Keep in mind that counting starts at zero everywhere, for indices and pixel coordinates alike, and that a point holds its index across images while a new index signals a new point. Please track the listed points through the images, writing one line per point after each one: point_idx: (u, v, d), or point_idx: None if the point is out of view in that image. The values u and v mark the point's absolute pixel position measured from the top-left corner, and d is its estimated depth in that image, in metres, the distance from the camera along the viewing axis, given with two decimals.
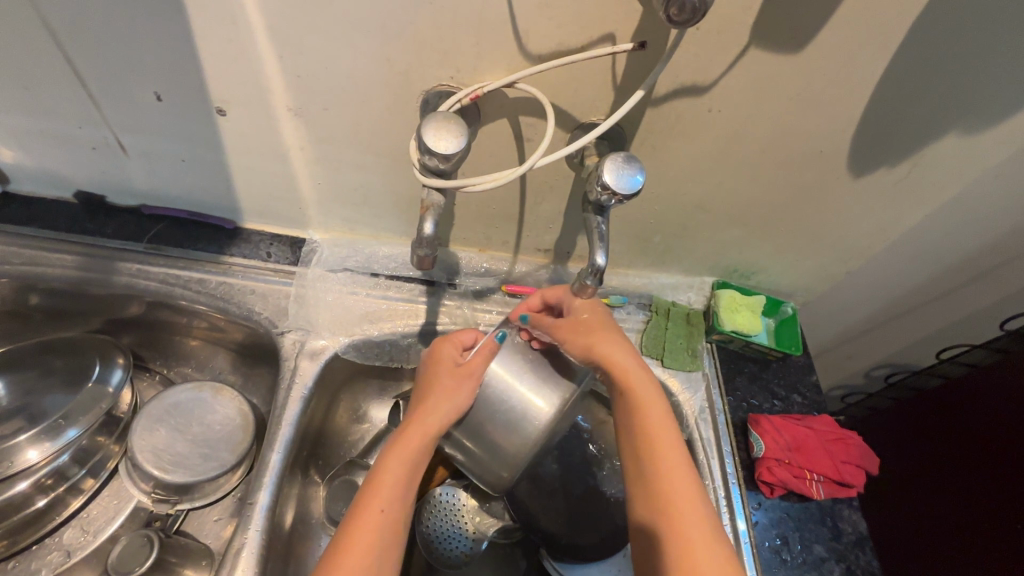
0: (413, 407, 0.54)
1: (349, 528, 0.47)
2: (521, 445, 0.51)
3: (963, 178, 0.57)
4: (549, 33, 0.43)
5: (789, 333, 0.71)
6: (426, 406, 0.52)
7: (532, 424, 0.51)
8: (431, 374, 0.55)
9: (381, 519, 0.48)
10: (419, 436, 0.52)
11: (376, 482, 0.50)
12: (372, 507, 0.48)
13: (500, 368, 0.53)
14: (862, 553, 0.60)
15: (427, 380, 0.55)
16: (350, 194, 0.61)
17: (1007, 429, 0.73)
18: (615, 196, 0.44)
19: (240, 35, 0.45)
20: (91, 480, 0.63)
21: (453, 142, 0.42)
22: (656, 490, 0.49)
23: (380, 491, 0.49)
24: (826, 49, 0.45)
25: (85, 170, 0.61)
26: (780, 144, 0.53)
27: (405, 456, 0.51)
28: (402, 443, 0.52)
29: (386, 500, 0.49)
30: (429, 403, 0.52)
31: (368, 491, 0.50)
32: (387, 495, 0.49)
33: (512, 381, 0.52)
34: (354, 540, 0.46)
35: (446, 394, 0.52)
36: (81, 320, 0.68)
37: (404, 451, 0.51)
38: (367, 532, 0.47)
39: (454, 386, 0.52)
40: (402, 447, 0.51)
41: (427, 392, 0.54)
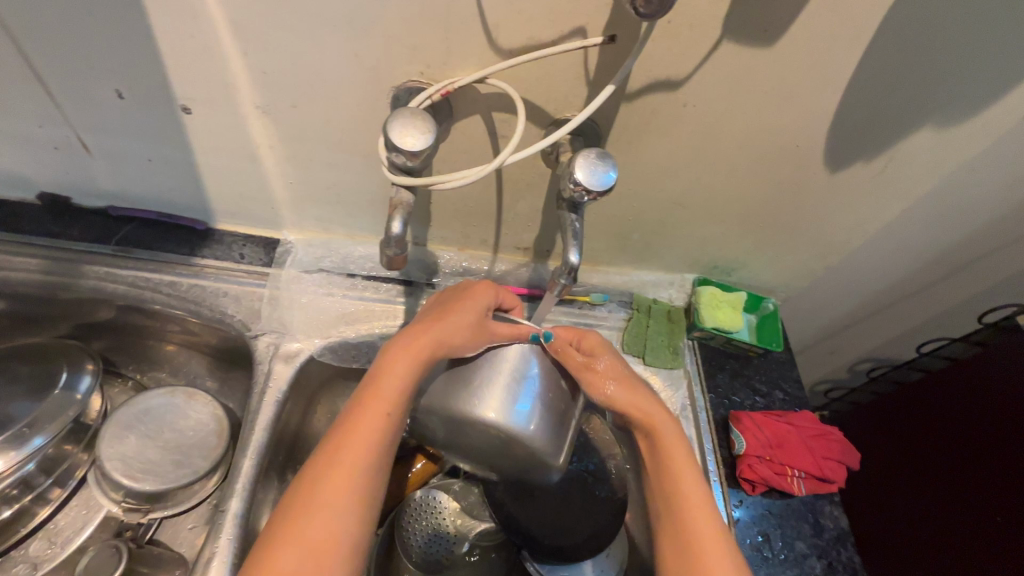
0: (421, 320, 0.51)
1: (353, 418, 0.47)
2: (443, 410, 0.49)
3: (938, 172, 0.57)
4: (518, 27, 0.42)
5: (770, 329, 0.71)
6: (442, 327, 0.50)
7: (469, 403, 0.48)
8: (451, 300, 0.52)
9: (384, 419, 0.47)
10: (428, 352, 0.49)
11: (382, 379, 0.48)
12: (370, 415, 0.47)
13: (554, 385, 0.51)
14: (844, 549, 0.60)
15: (447, 303, 0.52)
16: (323, 192, 0.60)
17: (990, 421, 0.73)
18: (588, 193, 0.44)
19: (202, 31, 0.44)
20: (58, 489, 0.62)
21: (420, 138, 0.41)
22: (683, 530, 0.49)
23: (385, 391, 0.48)
24: (800, 43, 0.44)
25: (48, 171, 0.60)
26: (755, 141, 0.53)
27: (406, 370, 0.48)
28: (410, 352, 0.49)
29: (392, 403, 0.47)
30: (447, 325, 0.49)
31: (371, 393, 0.48)
32: (393, 397, 0.47)
33: (548, 402, 0.50)
34: (356, 432, 0.46)
35: (464, 326, 0.49)
36: (48, 325, 0.66)
37: (411, 360, 0.48)
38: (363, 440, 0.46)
39: (472, 326, 0.49)
40: (408, 357, 0.48)
41: (446, 312, 0.50)
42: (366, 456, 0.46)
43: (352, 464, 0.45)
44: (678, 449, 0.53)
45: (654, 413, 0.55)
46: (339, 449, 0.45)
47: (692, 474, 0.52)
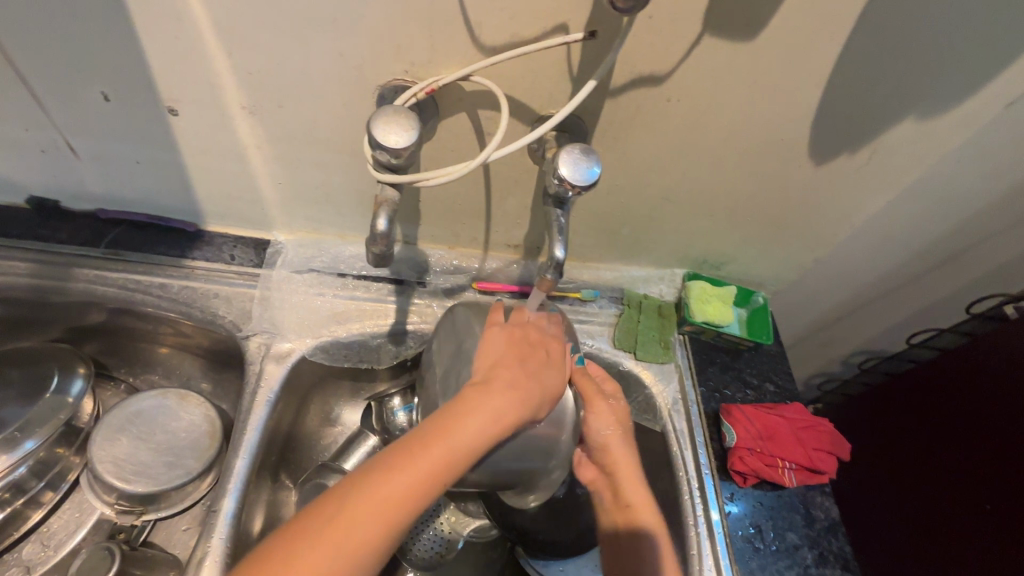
0: (504, 373, 0.46)
1: (413, 463, 0.40)
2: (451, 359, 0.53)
3: (921, 163, 0.58)
4: (500, 24, 0.43)
5: (760, 322, 0.72)
6: (531, 401, 0.46)
7: None
8: (539, 365, 0.49)
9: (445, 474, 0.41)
10: (517, 411, 0.45)
11: (463, 427, 0.42)
12: (430, 464, 0.41)
13: (543, 413, 0.50)
14: (835, 539, 0.61)
15: (527, 352, 0.49)
16: (313, 192, 0.60)
17: (979, 410, 0.74)
18: (572, 188, 0.44)
19: (186, 32, 0.44)
20: (50, 492, 0.62)
21: (404, 136, 0.42)
22: None
23: (461, 443, 0.42)
24: (779, 37, 0.45)
25: (36, 175, 0.60)
26: (739, 135, 0.53)
27: (489, 426, 0.43)
28: (499, 410, 0.44)
29: (461, 459, 0.42)
30: (535, 388, 0.47)
31: (444, 438, 0.42)
32: (466, 452, 0.42)
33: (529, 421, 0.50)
34: (412, 480, 0.40)
35: (547, 391, 0.48)
36: (39, 329, 0.66)
37: (499, 417, 0.44)
38: (414, 493, 0.40)
39: (553, 394, 0.48)
40: (491, 422, 0.43)
41: (534, 371, 0.48)
42: (414, 511, 0.40)
43: (397, 519, 0.39)
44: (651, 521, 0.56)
45: (638, 489, 0.57)
46: (391, 495, 0.39)
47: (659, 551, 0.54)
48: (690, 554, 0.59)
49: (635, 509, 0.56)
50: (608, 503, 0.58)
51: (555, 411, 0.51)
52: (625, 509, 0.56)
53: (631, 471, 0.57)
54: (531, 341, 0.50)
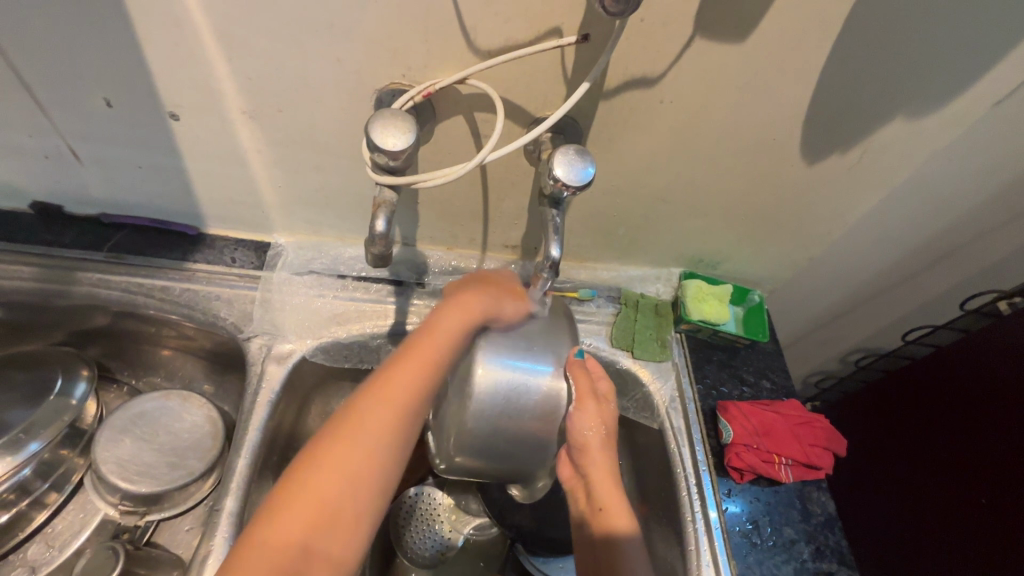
0: (467, 291, 0.54)
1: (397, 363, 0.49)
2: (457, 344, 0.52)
3: (913, 161, 0.59)
4: (495, 28, 0.43)
5: (756, 320, 0.72)
6: (490, 299, 0.53)
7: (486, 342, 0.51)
8: (495, 280, 0.56)
9: (428, 365, 0.49)
10: (475, 303, 0.52)
11: (433, 327, 0.51)
12: (415, 361, 0.49)
13: (536, 415, 0.50)
14: (832, 534, 0.62)
15: (483, 278, 0.57)
16: (312, 195, 0.61)
17: (974, 405, 0.75)
18: (567, 188, 0.45)
19: (187, 39, 0.45)
20: (54, 494, 0.62)
21: (401, 138, 0.42)
22: None
23: (435, 338, 0.50)
24: (769, 39, 0.45)
25: (39, 181, 0.60)
26: (732, 135, 0.54)
27: (455, 322, 0.51)
28: (461, 309, 0.52)
29: (437, 351, 0.49)
30: (492, 290, 0.54)
31: (421, 340, 0.50)
32: (440, 345, 0.50)
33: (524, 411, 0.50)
34: (397, 377, 0.48)
35: (507, 293, 0.55)
36: (42, 333, 0.67)
37: (462, 312, 0.51)
38: (404, 390, 0.47)
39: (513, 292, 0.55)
40: (458, 321, 0.51)
41: (489, 283, 0.56)
42: (408, 398, 0.47)
43: (393, 404, 0.47)
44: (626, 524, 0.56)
45: (613, 491, 0.57)
46: (384, 387, 0.47)
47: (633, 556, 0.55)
48: (688, 549, 0.60)
49: (606, 509, 0.56)
50: (585, 504, 0.58)
51: (546, 412, 0.50)
52: (601, 513, 0.56)
53: (606, 476, 0.57)
54: (497, 279, 0.58)
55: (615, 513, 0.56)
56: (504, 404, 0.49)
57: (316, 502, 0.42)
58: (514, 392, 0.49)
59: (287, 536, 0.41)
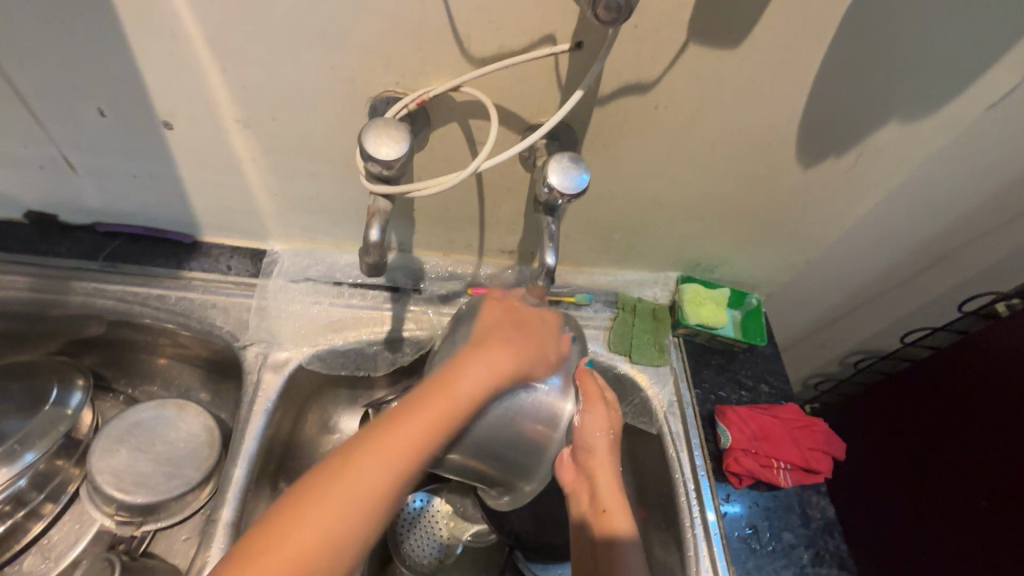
0: (500, 339, 0.50)
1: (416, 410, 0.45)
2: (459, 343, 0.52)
3: (908, 165, 0.59)
4: (488, 36, 0.43)
5: (754, 324, 0.72)
6: (527, 358, 0.50)
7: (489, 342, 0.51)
8: (534, 329, 0.53)
9: (444, 417, 0.46)
10: (511, 359, 0.49)
11: (459, 377, 0.47)
12: (433, 412, 0.45)
13: (533, 418, 0.50)
14: (831, 538, 0.61)
15: (522, 320, 0.53)
16: (308, 202, 0.61)
17: (973, 407, 0.74)
18: (562, 196, 0.45)
19: (179, 48, 0.45)
20: (50, 505, 0.62)
21: (395, 147, 0.42)
22: None
23: (459, 389, 0.47)
24: (763, 44, 0.45)
25: (34, 190, 0.60)
26: (727, 140, 0.54)
27: (484, 377, 0.47)
28: (491, 362, 0.48)
29: (459, 406, 0.46)
30: (528, 345, 0.51)
31: (443, 390, 0.46)
32: (465, 396, 0.46)
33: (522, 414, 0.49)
34: (409, 424, 0.45)
35: (541, 348, 0.52)
36: (37, 343, 0.67)
37: (493, 366, 0.48)
38: (417, 440, 0.44)
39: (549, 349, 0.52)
40: (487, 375, 0.47)
41: (526, 330, 0.52)
42: (417, 451, 0.44)
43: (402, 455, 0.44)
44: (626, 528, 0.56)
45: (615, 493, 0.56)
46: (394, 434, 0.44)
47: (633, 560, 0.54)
48: (687, 555, 0.59)
49: (609, 512, 0.56)
50: (585, 506, 0.57)
51: (551, 412, 0.50)
52: (603, 517, 0.55)
53: (611, 480, 0.56)
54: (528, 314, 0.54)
55: (616, 515, 0.56)
56: (510, 401, 0.49)
57: (299, 556, 0.39)
58: (520, 389, 0.49)
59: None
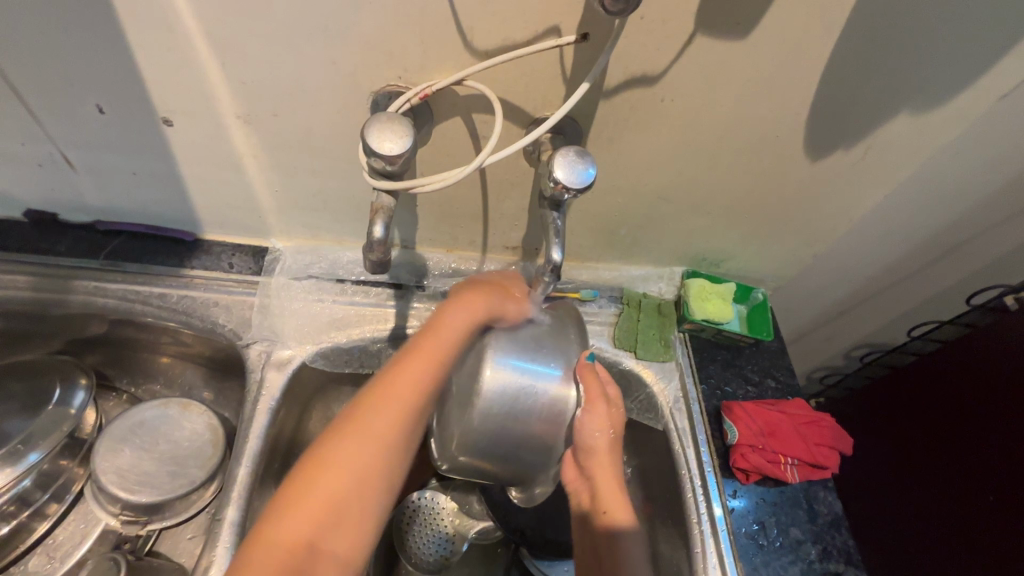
0: (470, 288, 0.52)
1: (404, 362, 0.47)
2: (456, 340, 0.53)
3: (918, 157, 0.58)
4: (492, 28, 0.43)
5: (761, 318, 0.71)
6: (495, 299, 0.51)
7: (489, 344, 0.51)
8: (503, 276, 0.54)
9: (434, 366, 0.47)
10: (482, 302, 0.51)
11: (439, 329, 0.49)
12: (422, 362, 0.47)
13: (538, 420, 0.50)
14: (838, 534, 0.61)
15: (492, 279, 0.55)
16: (310, 199, 0.60)
17: (981, 401, 0.74)
18: (568, 190, 0.44)
19: (178, 43, 0.44)
20: (55, 505, 0.62)
21: (398, 143, 0.42)
22: None
23: (442, 339, 0.48)
24: (772, 35, 0.45)
25: (34, 188, 0.60)
26: (734, 133, 0.53)
27: (461, 323, 0.49)
28: (466, 307, 0.50)
29: (444, 352, 0.48)
30: (497, 288, 0.53)
31: (425, 342, 0.48)
32: (447, 342, 0.48)
33: (526, 416, 0.50)
34: (402, 377, 0.46)
35: (512, 292, 0.53)
36: (39, 342, 0.66)
37: (471, 312, 0.50)
38: (410, 391, 0.46)
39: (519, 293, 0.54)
40: (463, 321, 0.49)
41: (494, 281, 0.54)
42: (413, 400, 0.46)
43: (400, 405, 0.45)
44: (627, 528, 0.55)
45: (618, 494, 0.56)
46: (388, 387, 0.46)
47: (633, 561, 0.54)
48: (694, 551, 0.59)
49: (610, 513, 0.55)
50: (588, 506, 0.57)
51: (552, 412, 0.50)
52: (604, 517, 0.55)
53: (612, 482, 0.56)
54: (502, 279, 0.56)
55: (617, 516, 0.55)
56: (511, 404, 0.49)
57: (315, 512, 0.41)
58: (521, 391, 0.49)
59: (295, 535, 0.40)
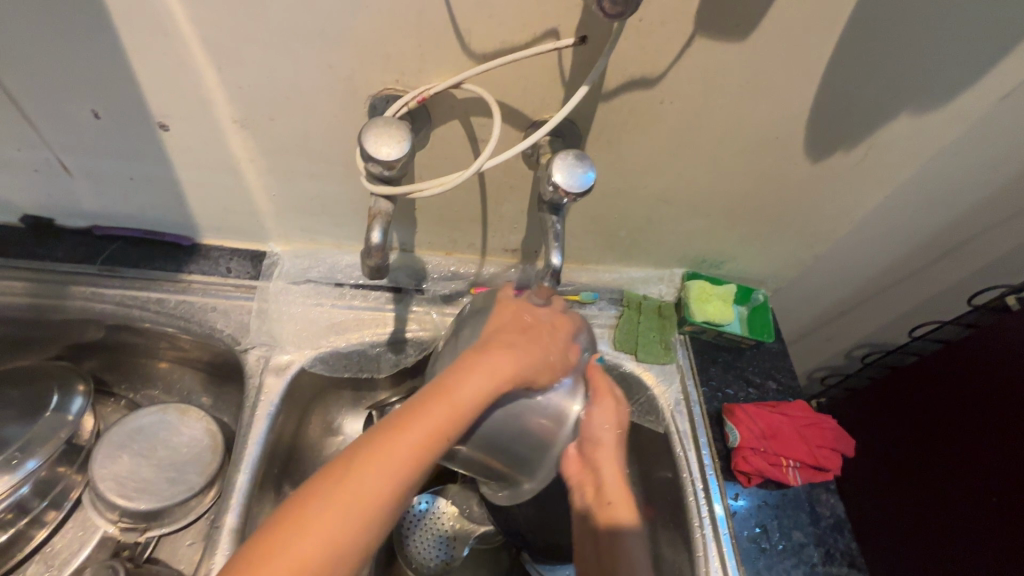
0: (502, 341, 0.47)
1: (412, 425, 0.42)
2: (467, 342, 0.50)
3: (920, 157, 0.58)
4: (490, 31, 0.42)
5: (761, 320, 0.71)
6: (531, 364, 0.46)
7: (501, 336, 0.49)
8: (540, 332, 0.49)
9: (443, 437, 0.42)
10: (513, 368, 0.45)
11: (458, 391, 0.43)
12: (431, 426, 0.42)
13: (541, 420, 0.48)
14: (841, 537, 0.61)
15: (525, 323, 0.50)
16: (307, 203, 0.60)
17: (984, 402, 0.73)
18: (567, 194, 0.44)
19: (174, 48, 0.44)
20: (53, 512, 0.61)
21: (395, 147, 0.41)
22: None
23: (459, 405, 0.43)
24: (772, 36, 0.44)
25: (30, 194, 0.59)
26: (734, 135, 0.53)
27: (484, 388, 0.44)
28: (491, 371, 0.45)
29: (458, 421, 0.43)
30: (531, 350, 0.47)
31: (439, 403, 0.43)
32: (465, 408, 0.43)
33: (526, 411, 0.48)
34: (406, 438, 0.41)
35: (546, 352, 0.48)
36: (36, 349, 0.66)
37: (495, 378, 0.44)
38: (413, 458, 0.41)
39: (556, 355, 0.48)
40: (487, 382, 0.44)
41: (530, 335, 0.48)
42: (415, 470, 0.41)
43: (398, 472, 0.41)
44: (630, 521, 0.55)
45: (622, 487, 0.56)
46: (388, 450, 0.41)
47: (635, 553, 0.54)
48: (696, 554, 0.59)
49: (613, 506, 0.55)
50: (590, 499, 0.56)
51: (557, 415, 0.48)
52: (608, 510, 0.55)
53: (617, 475, 0.55)
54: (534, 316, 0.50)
55: (621, 509, 0.55)
56: (517, 403, 0.47)
57: None
58: (530, 391, 0.48)
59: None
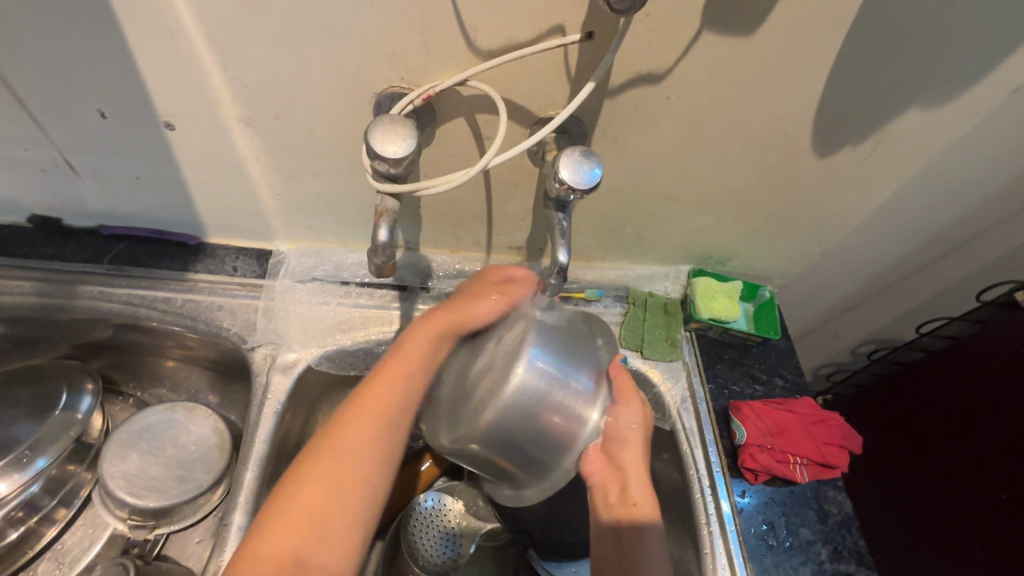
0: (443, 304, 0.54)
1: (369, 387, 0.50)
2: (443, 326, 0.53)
3: (928, 152, 0.57)
4: (496, 27, 0.42)
5: (768, 318, 0.71)
6: (460, 311, 0.51)
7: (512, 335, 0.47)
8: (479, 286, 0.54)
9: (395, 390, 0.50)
10: (445, 319, 0.52)
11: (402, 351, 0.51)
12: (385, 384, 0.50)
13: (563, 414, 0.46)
14: (849, 534, 0.61)
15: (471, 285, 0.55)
16: (313, 202, 0.60)
17: (993, 398, 0.73)
18: (573, 191, 0.43)
19: (179, 47, 0.44)
20: (64, 509, 0.62)
21: (402, 145, 0.41)
22: None
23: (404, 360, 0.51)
24: (779, 30, 0.44)
25: (38, 194, 0.60)
26: (741, 130, 0.53)
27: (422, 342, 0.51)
28: (428, 327, 0.52)
29: (405, 373, 0.50)
30: (466, 300, 0.52)
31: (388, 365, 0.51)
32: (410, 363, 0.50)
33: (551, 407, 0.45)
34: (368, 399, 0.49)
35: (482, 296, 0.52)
36: (45, 348, 0.66)
37: (430, 330, 0.51)
38: (375, 414, 0.49)
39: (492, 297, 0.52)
40: (424, 338, 0.51)
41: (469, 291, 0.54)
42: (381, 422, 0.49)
43: (366, 427, 0.48)
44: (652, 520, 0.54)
45: (645, 486, 0.54)
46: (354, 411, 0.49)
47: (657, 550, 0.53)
48: (703, 551, 0.59)
49: (637, 505, 0.53)
50: (612, 498, 0.53)
51: (582, 414, 0.47)
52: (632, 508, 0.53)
53: (642, 474, 0.53)
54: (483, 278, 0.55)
55: (644, 509, 0.53)
56: (537, 400, 0.45)
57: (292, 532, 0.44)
58: (553, 386, 0.45)
59: (278, 549, 0.43)
